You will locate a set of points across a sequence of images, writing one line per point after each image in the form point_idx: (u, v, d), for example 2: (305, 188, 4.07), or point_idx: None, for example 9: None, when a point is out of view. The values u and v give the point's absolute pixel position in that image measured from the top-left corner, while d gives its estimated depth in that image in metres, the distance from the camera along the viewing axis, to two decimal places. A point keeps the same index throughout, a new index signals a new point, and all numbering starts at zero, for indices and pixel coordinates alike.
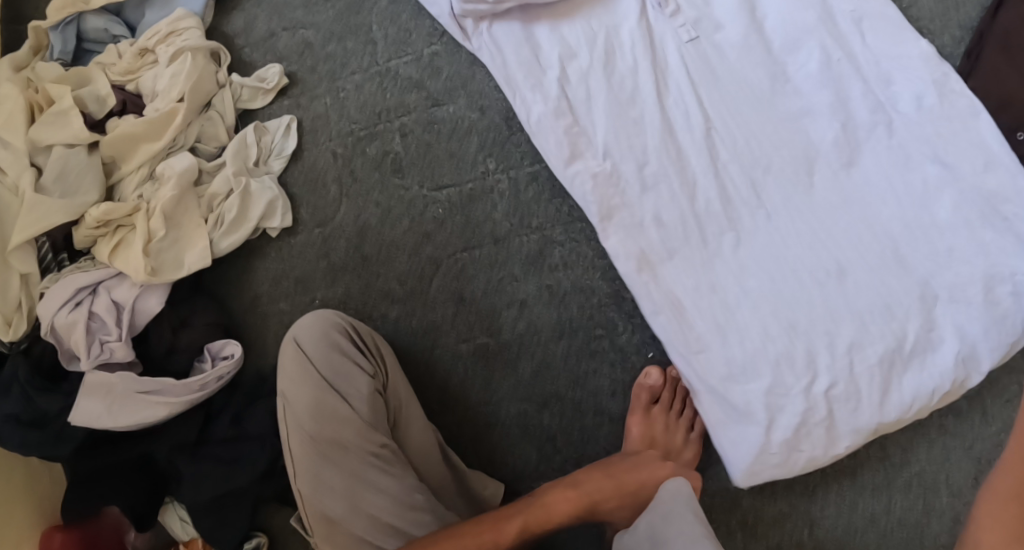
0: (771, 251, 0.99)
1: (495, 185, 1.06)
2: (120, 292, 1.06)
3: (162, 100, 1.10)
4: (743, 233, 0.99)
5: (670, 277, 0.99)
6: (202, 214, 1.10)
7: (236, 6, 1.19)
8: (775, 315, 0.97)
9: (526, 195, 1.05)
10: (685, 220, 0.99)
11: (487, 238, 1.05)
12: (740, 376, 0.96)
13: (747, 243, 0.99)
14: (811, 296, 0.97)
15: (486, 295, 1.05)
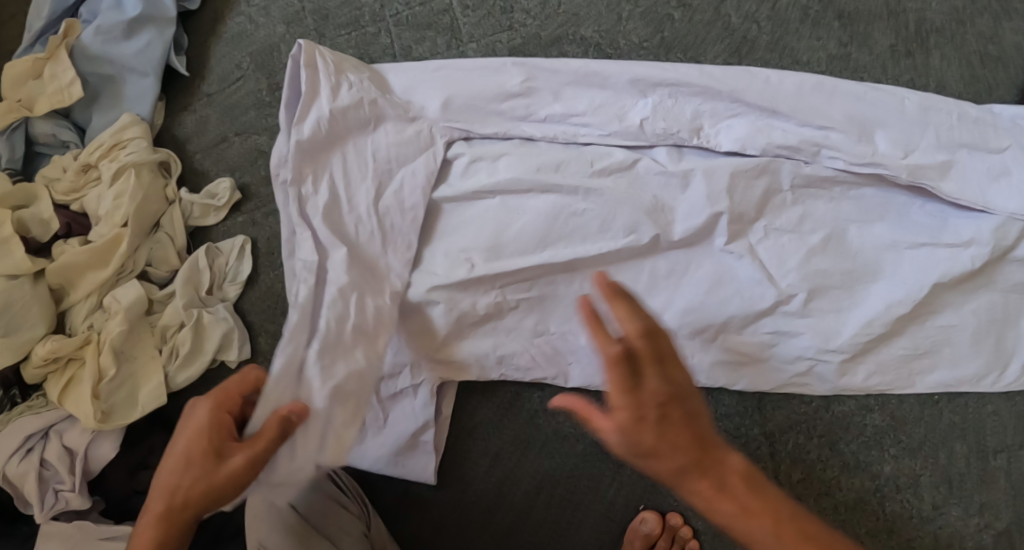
0: (667, 281, 0.91)
1: (637, 38, 0.98)
2: (71, 437, 1.00)
3: (106, 224, 1.01)
4: (600, 296, 0.91)
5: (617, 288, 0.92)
6: (156, 344, 1.03)
7: (185, 105, 1.09)
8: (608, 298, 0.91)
9: (666, 32, 0.98)
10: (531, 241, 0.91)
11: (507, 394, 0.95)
12: (666, 275, 0.91)
13: (627, 281, 0.92)
14: (623, 298, 0.91)
15: (458, 441, 0.96)
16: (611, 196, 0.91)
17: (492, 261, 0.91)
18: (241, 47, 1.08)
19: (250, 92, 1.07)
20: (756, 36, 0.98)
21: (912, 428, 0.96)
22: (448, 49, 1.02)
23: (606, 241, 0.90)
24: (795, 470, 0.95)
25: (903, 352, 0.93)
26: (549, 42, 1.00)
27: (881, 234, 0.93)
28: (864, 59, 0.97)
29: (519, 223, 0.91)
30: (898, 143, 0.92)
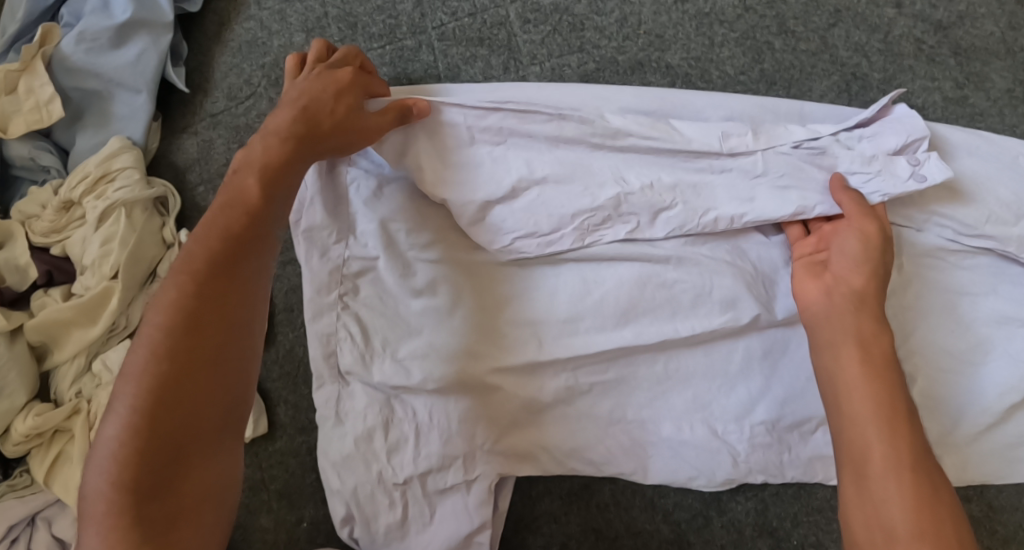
0: (765, 366, 0.79)
1: (730, 64, 0.85)
2: (61, 526, 0.85)
3: (91, 275, 0.86)
4: (685, 378, 0.79)
5: (708, 372, 0.79)
6: None
7: (186, 126, 0.92)
8: (693, 384, 0.79)
9: (765, 61, 0.85)
10: (609, 316, 0.79)
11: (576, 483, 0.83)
12: (764, 356, 0.79)
13: (718, 364, 0.79)
14: (710, 383, 0.79)
15: (516, 534, 0.84)
16: (698, 265, 0.78)
17: (562, 338, 0.79)
18: (252, 59, 0.92)
19: (263, 112, 0.91)
20: (866, 68, 0.85)
21: (1009, 516, 0.86)
22: (505, 71, 0.87)
23: (700, 318, 0.78)
24: None
25: (1014, 439, 0.83)
26: (629, 69, 0.85)
27: (995, 309, 0.82)
28: (979, 103, 0.85)
29: (591, 293, 0.79)
30: (1010, 206, 0.80)
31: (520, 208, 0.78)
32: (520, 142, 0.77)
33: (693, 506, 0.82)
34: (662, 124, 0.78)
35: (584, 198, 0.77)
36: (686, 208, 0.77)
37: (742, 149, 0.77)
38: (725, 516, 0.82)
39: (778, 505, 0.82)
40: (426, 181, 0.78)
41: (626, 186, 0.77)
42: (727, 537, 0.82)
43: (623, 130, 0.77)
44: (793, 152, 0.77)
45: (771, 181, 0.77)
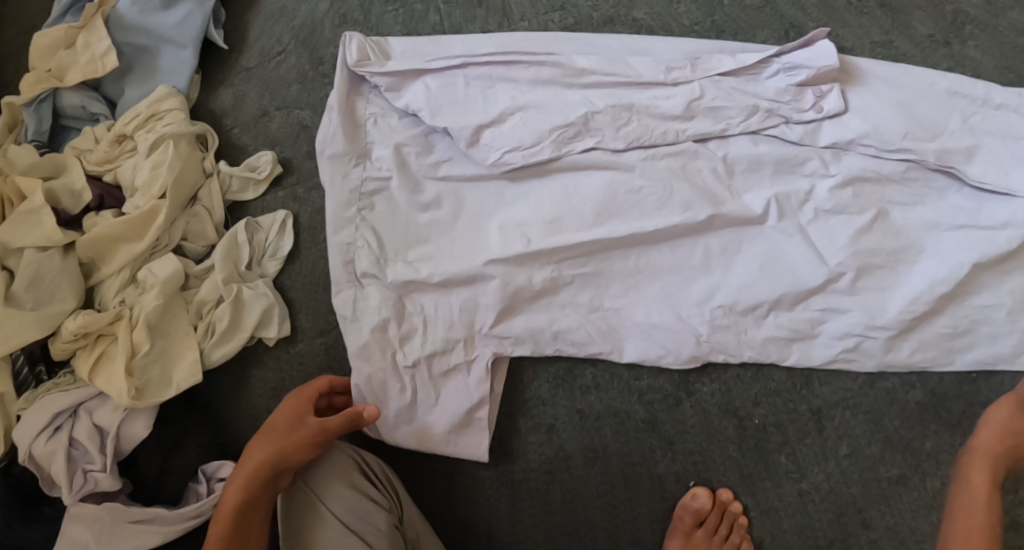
0: (720, 260, 0.92)
1: (687, 19, 1.00)
2: (102, 415, 0.96)
3: (142, 196, 0.99)
4: (651, 269, 0.92)
5: (672, 265, 0.92)
6: (190, 321, 1.00)
7: (223, 79, 1.07)
8: (657, 276, 0.92)
9: (717, 15, 1.00)
10: (585, 218, 0.92)
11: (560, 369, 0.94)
12: (721, 253, 0.92)
13: (679, 259, 0.92)
14: (673, 275, 0.92)
15: (509, 418, 0.95)
16: (657, 171, 0.92)
17: (546, 238, 0.92)
18: (282, 22, 1.07)
19: (292, 67, 1.06)
20: (803, 19, 1.00)
21: (951, 405, 0.96)
22: (499, 27, 1.02)
23: (663, 217, 0.91)
24: (843, 446, 0.94)
25: (946, 331, 0.93)
26: (601, 22, 1.01)
27: (920, 214, 0.94)
28: (903, 45, 1.00)
29: (570, 200, 0.93)
30: (926, 127, 0.94)
31: (505, 130, 0.93)
32: (505, 86, 0.94)
33: (665, 389, 0.93)
34: (620, 63, 0.93)
35: (559, 116, 0.92)
36: (640, 124, 0.92)
37: (682, 78, 0.92)
38: (693, 397, 0.93)
39: (739, 387, 0.93)
40: (431, 116, 0.94)
41: (592, 107, 0.92)
42: (695, 417, 0.93)
43: (587, 70, 0.93)
44: (723, 79, 0.93)
45: (706, 103, 0.92)
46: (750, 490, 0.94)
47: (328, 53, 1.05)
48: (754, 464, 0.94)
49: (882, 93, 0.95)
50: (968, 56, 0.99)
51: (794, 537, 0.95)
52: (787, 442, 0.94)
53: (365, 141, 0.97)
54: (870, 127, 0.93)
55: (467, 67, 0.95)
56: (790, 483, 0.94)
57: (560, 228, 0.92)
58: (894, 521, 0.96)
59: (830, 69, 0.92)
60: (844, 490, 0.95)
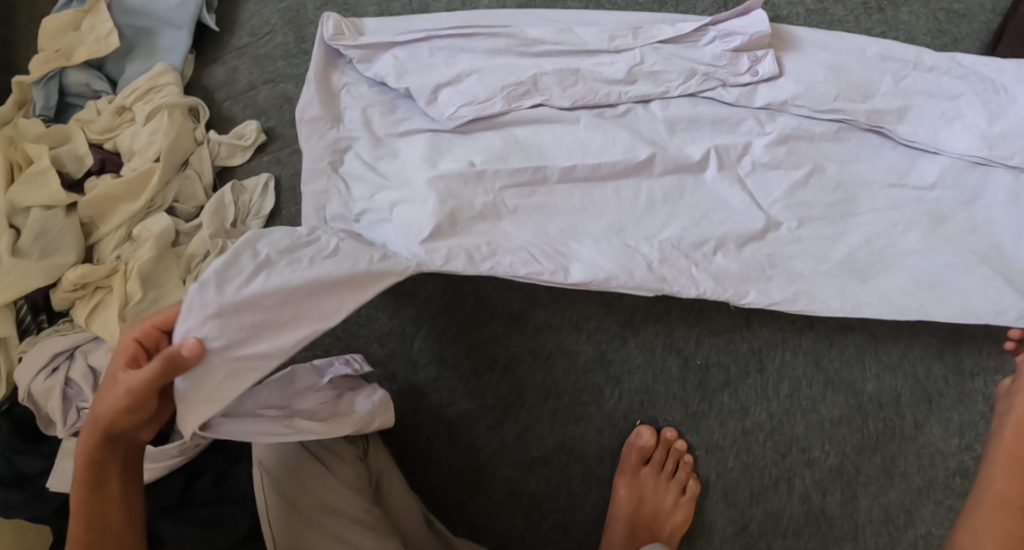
0: (662, 203, 0.98)
1: None
2: (96, 356, 1.05)
3: (139, 159, 1.08)
4: (597, 211, 0.98)
5: (618, 207, 0.98)
6: (180, 275, 1.08)
7: (216, 58, 1.17)
8: (605, 219, 0.98)
9: None
10: (537, 168, 0.98)
11: (512, 309, 1.00)
12: (664, 198, 0.98)
13: (624, 203, 0.98)
14: (619, 217, 0.97)
15: (467, 357, 1.01)
16: (602, 125, 1.00)
17: (501, 186, 0.98)
18: (271, 5, 1.16)
19: (278, 45, 1.14)
20: None
21: (892, 349, 1.00)
22: (463, 5, 1.10)
23: (605, 162, 0.98)
24: (784, 386, 0.99)
25: (900, 281, 0.97)
26: None
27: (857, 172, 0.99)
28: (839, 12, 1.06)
29: (522, 154, 1.00)
30: (858, 88, 0.99)
31: (462, 88, 0.99)
32: (465, 55, 1.01)
33: (611, 329, 0.99)
34: (567, 32, 1.00)
35: (510, 76, 0.99)
36: (585, 87, 0.99)
37: (624, 46, 0.99)
38: (638, 337, 0.99)
39: (681, 328, 0.99)
40: (395, 79, 1.01)
41: (541, 69, 1.00)
42: (641, 356, 0.99)
43: (538, 40, 1.00)
44: (662, 46, 0.99)
45: (647, 68, 0.99)
46: (694, 428, 0.99)
47: (311, 33, 1.14)
48: (699, 403, 0.99)
49: (821, 60, 1.00)
50: (900, 19, 1.06)
51: (740, 475, 1.00)
52: (730, 381, 0.99)
53: (340, 108, 1.04)
54: (802, 90, 0.98)
55: (430, 40, 1.02)
56: (734, 423, 0.99)
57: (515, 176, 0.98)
58: (838, 462, 1.00)
59: (764, 35, 0.98)
60: (789, 429, 0.99)
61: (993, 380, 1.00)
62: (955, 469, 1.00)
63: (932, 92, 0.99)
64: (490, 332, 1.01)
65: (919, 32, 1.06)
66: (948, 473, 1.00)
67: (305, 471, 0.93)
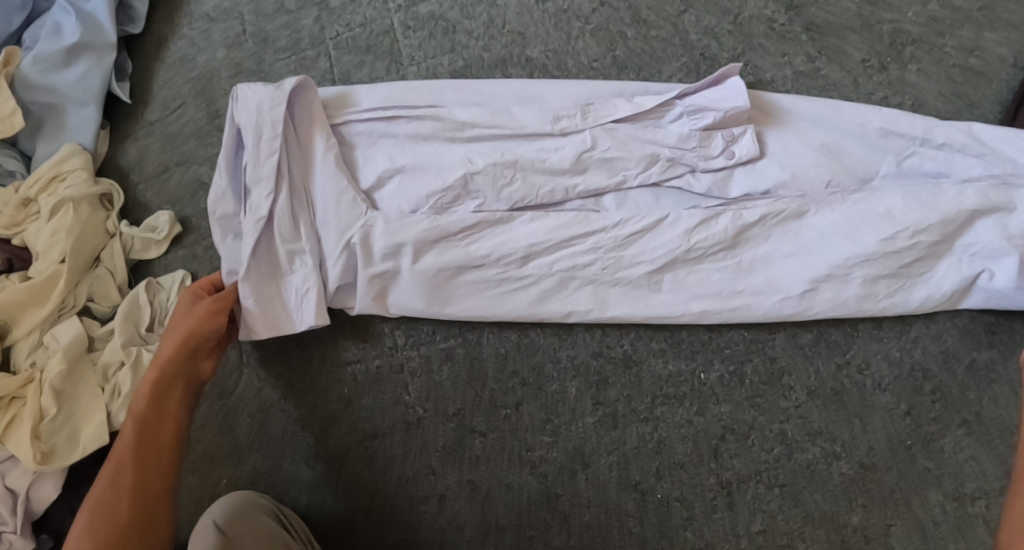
0: (608, 305, 0.86)
1: (585, 56, 0.93)
2: (12, 478, 0.98)
3: (43, 261, 0.98)
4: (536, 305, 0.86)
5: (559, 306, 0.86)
6: (98, 382, 1.00)
7: (129, 134, 1.06)
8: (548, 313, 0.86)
9: (619, 50, 0.92)
10: (467, 271, 0.86)
11: (450, 423, 0.90)
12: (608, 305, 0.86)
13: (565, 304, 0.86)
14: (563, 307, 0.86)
15: (400, 487, 0.92)
16: (541, 224, 0.85)
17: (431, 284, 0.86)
18: (182, 73, 1.04)
19: (190, 120, 1.03)
20: (715, 51, 0.91)
21: (881, 476, 0.87)
22: (388, 73, 0.96)
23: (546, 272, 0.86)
24: (756, 522, 0.87)
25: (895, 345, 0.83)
26: (493, 64, 0.94)
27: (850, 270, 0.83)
28: (830, 72, 0.89)
29: (452, 262, 0.86)
30: (853, 172, 0.85)
31: (383, 198, 0.87)
32: (386, 143, 0.88)
33: (558, 462, 0.88)
34: (503, 113, 0.87)
35: (436, 180, 0.86)
36: (524, 183, 0.85)
37: (571, 128, 0.86)
38: (590, 470, 0.88)
39: (637, 458, 0.87)
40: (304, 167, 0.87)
41: (471, 166, 0.85)
42: (592, 490, 0.88)
43: (469, 123, 0.87)
44: (618, 127, 0.86)
45: (599, 154, 0.85)
46: None
47: (225, 106, 1.02)
48: (658, 540, 0.87)
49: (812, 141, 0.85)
50: (906, 79, 0.88)
51: None
52: (694, 518, 0.87)
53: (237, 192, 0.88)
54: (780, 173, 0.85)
55: (349, 124, 0.89)
56: None
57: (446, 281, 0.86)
58: None
59: (741, 109, 0.84)
60: None
61: (996, 503, 0.86)
62: None
63: (941, 177, 0.84)
64: (428, 452, 0.91)
65: (927, 94, 0.88)
66: None
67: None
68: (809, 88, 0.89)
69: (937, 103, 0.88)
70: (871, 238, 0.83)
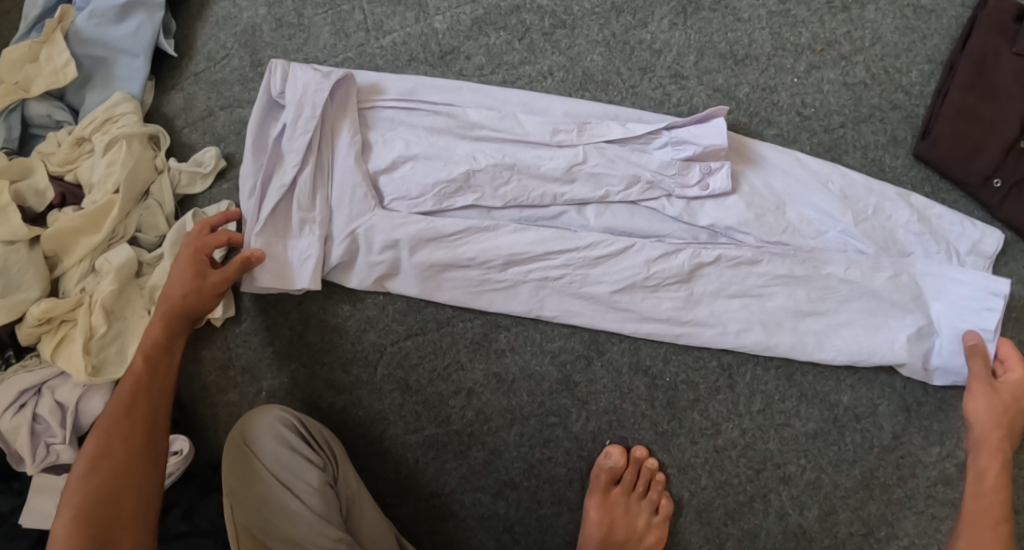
0: (591, 274, 0.94)
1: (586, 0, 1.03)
2: (63, 392, 1.05)
3: (98, 191, 1.07)
4: (527, 268, 0.95)
5: (550, 273, 0.94)
6: (145, 305, 1.08)
7: (174, 84, 1.16)
8: (538, 280, 0.95)
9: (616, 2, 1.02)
10: (463, 232, 0.95)
11: (466, 345, 1.00)
12: (588, 285, 0.94)
13: (553, 269, 0.94)
14: (552, 273, 0.94)
15: (431, 383, 1.00)
16: (532, 192, 0.95)
17: (430, 246, 0.95)
18: (226, 29, 1.15)
19: (234, 69, 1.14)
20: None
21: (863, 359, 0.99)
22: (417, 22, 1.07)
23: (537, 236, 0.94)
24: (756, 402, 0.98)
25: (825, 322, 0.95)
26: (508, 11, 1.04)
27: (808, 227, 0.95)
28: (807, 13, 1.02)
29: (450, 228, 0.95)
30: (818, 177, 0.96)
31: (395, 178, 0.97)
32: (403, 130, 0.98)
33: (576, 350, 0.98)
34: (509, 118, 0.96)
35: (442, 171, 0.95)
36: (519, 184, 0.95)
37: (567, 141, 0.95)
38: (604, 356, 0.98)
39: (648, 346, 0.97)
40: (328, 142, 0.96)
41: (474, 163, 0.95)
42: (607, 376, 0.98)
43: (478, 123, 0.97)
44: (608, 146, 0.95)
45: (588, 168, 0.94)
46: (665, 446, 0.98)
47: (267, 56, 1.13)
48: (668, 421, 0.98)
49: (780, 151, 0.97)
50: (866, 16, 1.02)
51: (714, 494, 0.98)
52: (700, 399, 0.97)
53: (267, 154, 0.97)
54: (749, 160, 0.97)
55: (373, 111, 0.99)
56: (706, 440, 0.98)
57: (447, 243, 0.95)
58: (815, 477, 0.98)
59: (719, 147, 0.92)
60: (761, 444, 0.98)
61: None
62: (936, 478, 0.98)
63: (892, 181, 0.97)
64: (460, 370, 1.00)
65: (886, 27, 1.02)
66: (931, 483, 0.98)
67: (258, 497, 0.93)
68: (787, 27, 1.01)
69: (894, 35, 1.02)
70: (805, 293, 0.94)
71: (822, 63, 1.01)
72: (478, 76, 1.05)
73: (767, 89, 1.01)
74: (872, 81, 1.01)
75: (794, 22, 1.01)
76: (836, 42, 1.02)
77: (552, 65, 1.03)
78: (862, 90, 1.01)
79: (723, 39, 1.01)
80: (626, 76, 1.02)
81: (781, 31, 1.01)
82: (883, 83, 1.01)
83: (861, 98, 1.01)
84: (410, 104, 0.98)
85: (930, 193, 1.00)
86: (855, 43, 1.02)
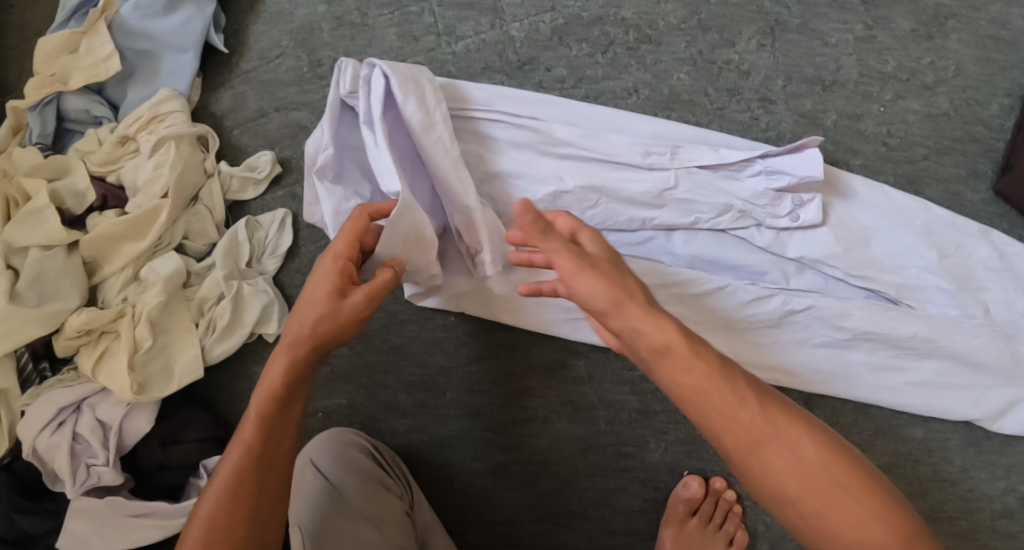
0: (676, 301, 0.94)
1: (671, 16, 1.00)
2: (104, 409, 0.98)
3: (144, 196, 1.01)
4: None
5: None
6: (192, 318, 1.02)
7: (224, 82, 1.10)
8: None
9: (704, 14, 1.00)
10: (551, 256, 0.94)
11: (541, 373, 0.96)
12: (675, 312, 0.95)
13: (639, 293, 0.94)
14: None
15: (504, 409, 0.97)
16: (621, 219, 0.93)
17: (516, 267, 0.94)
18: (280, 26, 1.09)
19: (289, 69, 1.08)
20: (796, 12, 1.00)
21: None
22: (492, 28, 1.02)
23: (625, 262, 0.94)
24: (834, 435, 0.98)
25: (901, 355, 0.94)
26: (591, 22, 1.01)
27: (895, 258, 0.94)
28: (890, 40, 1.01)
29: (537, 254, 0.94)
30: (903, 213, 0.96)
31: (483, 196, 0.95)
32: (486, 143, 0.94)
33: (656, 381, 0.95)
34: (598, 138, 0.93)
35: (528, 192, 0.93)
36: (606, 208, 0.93)
37: (659, 164, 0.93)
38: None
39: None
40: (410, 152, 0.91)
41: (561, 186, 0.93)
42: None
43: (566, 141, 0.94)
44: (699, 172, 0.93)
45: (679, 194, 0.93)
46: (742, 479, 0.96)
47: (326, 56, 1.07)
48: None
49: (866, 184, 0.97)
50: (947, 46, 1.01)
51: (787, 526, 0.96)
52: None
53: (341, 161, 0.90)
54: (839, 188, 0.96)
55: (454, 120, 0.95)
56: None
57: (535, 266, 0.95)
58: None
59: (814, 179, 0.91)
60: None
61: None
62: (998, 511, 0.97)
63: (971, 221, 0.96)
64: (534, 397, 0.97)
65: (964, 57, 1.01)
66: (994, 516, 0.97)
67: (331, 525, 0.87)
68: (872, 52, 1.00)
69: (973, 67, 1.01)
70: (887, 326, 0.93)
71: (905, 92, 1.00)
72: (558, 88, 1.01)
73: (852, 117, 0.99)
74: (954, 113, 1.00)
75: (878, 49, 1.00)
76: (919, 72, 1.00)
77: (637, 82, 0.99)
78: (944, 122, 1.00)
79: (810, 64, 0.99)
80: (713, 98, 0.99)
81: (867, 58, 1.00)
82: (964, 116, 1.00)
83: (943, 129, 1.00)
84: (495, 115, 0.94)
85: (1010, 229, 0.99)
86: (936, 73, 1.00)
